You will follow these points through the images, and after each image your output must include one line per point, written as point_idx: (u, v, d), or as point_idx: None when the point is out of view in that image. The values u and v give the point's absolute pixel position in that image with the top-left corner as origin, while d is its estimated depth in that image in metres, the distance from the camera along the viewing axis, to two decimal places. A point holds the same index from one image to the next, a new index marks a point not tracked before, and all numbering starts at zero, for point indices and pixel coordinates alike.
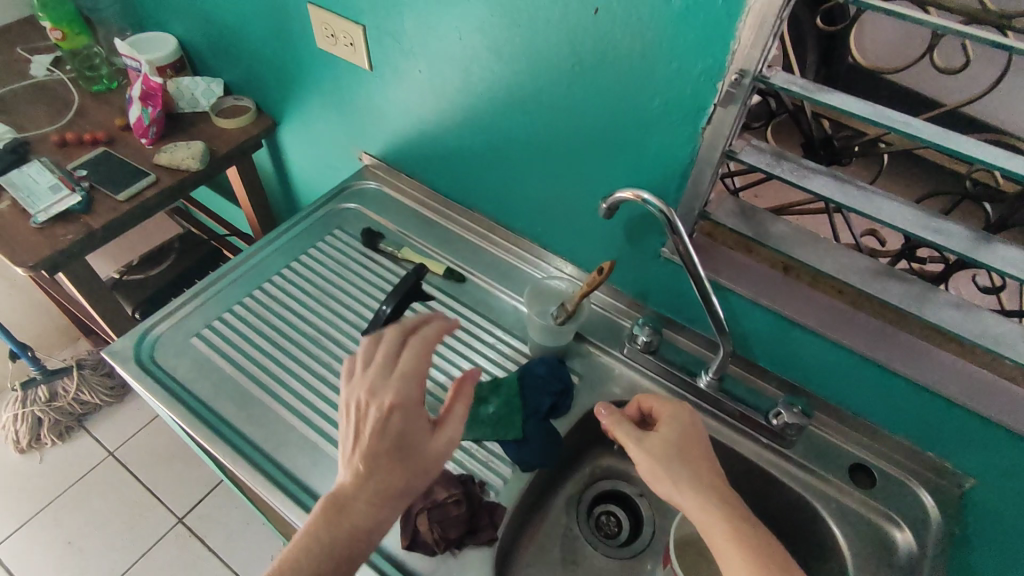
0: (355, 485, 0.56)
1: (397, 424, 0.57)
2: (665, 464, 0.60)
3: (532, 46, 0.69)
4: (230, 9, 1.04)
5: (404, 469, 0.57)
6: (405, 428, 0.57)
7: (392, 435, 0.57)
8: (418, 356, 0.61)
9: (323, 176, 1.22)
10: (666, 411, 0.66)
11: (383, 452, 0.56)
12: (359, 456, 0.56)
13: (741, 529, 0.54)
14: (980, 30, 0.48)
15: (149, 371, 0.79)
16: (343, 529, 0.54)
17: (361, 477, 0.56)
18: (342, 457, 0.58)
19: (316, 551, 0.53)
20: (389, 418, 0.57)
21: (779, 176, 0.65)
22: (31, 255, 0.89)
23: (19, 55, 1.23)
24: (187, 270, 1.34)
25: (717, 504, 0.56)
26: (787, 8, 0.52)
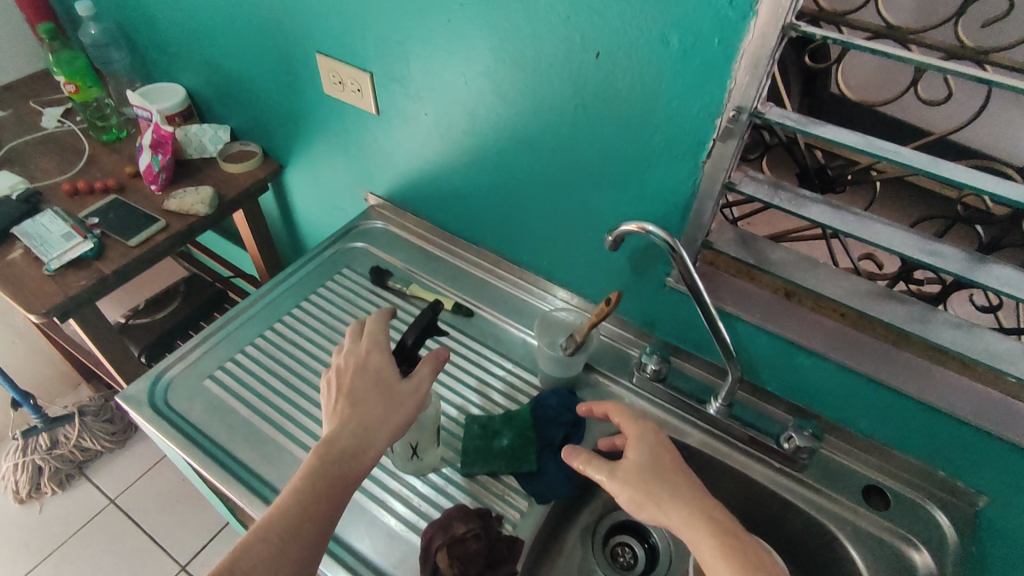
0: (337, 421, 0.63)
1: (369, 366, 0.66)
2: (648, 491, 0.59)
3: (536, 88, 0.72)
4: (239, 60, 1.08)
5: (379, 402, 0.63)
6: (375, 369, 0.66)
7: (366, 375, 0.65)
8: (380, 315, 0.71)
9: (328, 216, 1.25)
10: (632, 430, 0.65)
11: (361, 389, 0.64)
12: (342, 396, 0.64)
13: (729, 544, 0.54)
14: (961, 65, 0.50)
15: (163, 415, 0.79)
16: (330, 455, 0.59)
17: (345, 415, 0.62)
18: (326, 409, 0.65)
19: (310, 473, 0.58)
20: (363, 365, 0.66)
21: (778, 205, 0.68)
22: (44, 302, 0.91)
23: (31, 108, 1.27)
24: (193, 313, 1.35)
25: (703, 520, 0.56)
26: (778, 49, 0.55)
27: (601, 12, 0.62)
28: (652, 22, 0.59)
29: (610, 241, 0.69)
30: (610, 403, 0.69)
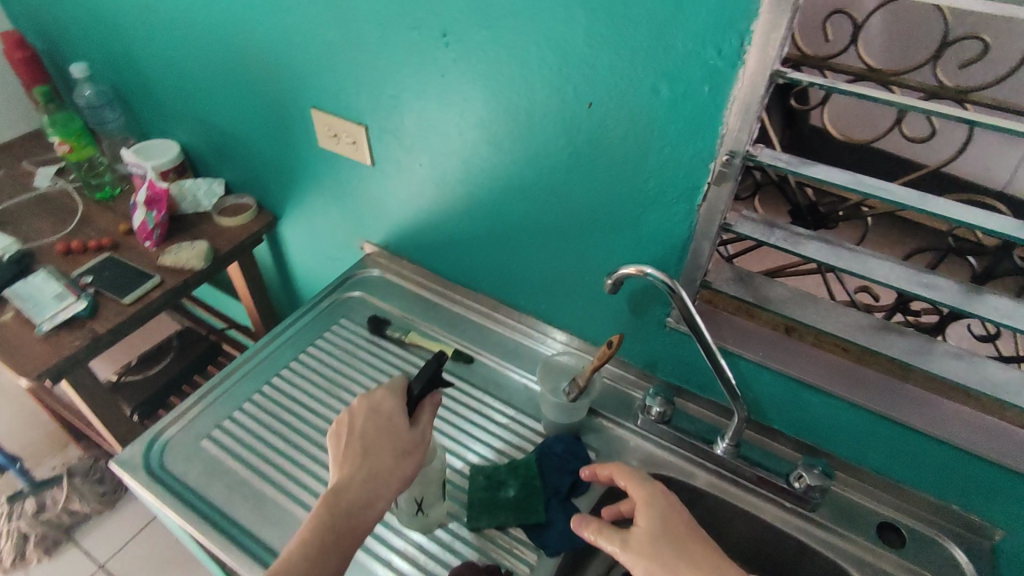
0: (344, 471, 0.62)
1: (383, 414, 0.66)
2: (662, 562, 0.58)
3: (530, 137, 0.73)
4: (234, 116, 1.09)
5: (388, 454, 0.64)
6: (387, 418, 0.66)
7: (379, 423, 0.65)
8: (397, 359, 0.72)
9: (324, 266, 1.25)
10: (641, 498, 0.64)
11: (374, 436, 0.64)
12: (354, 443, 0.64)
13: None
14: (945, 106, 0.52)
15: (159, 479, 0.77)
16: (339, 508, 0.59)
17: (355, 464, 0.62)
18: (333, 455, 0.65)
19: (319, 525, 0.58)
20: (375, 411, 0.66)
21: (774, 245, 0.68)
22: (36, 365, 0.89)
23: (25, 169, 1.27)
24: (187, 367, 1.33)
25: None
26: (767, 96, 0.56)
27: (591, 65, 0.63)
28: (642, 73, 0.61)
29: (609, 284, 0.69)
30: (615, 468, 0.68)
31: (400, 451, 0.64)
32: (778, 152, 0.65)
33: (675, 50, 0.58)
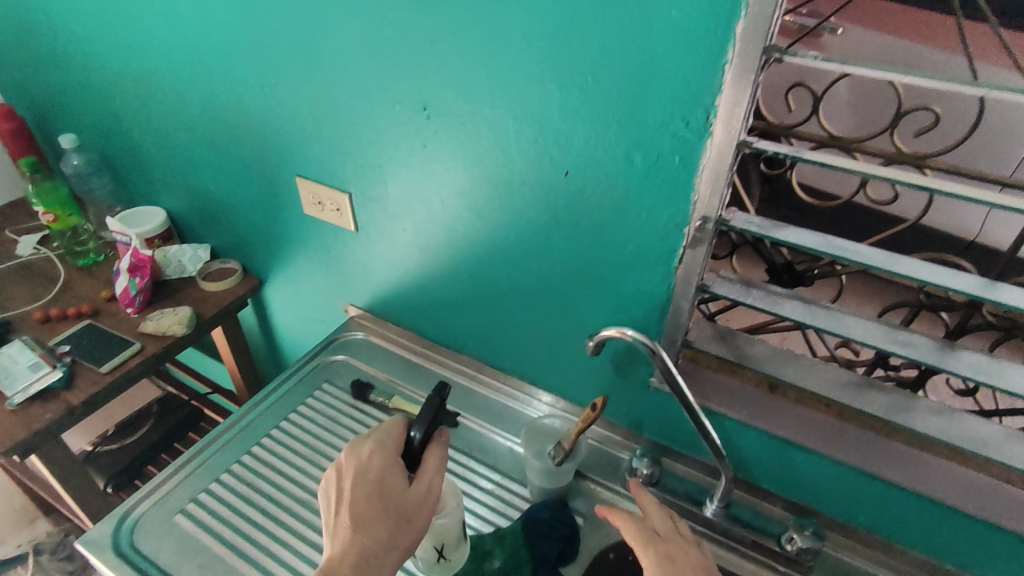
0: (338, 539, 0.64)
1: (373, 478, 0.67)
2: None
3: (510, 204, 0.76)
4: (220, 184, 1.11)
5: (382, 519, 0.65)
6: (379, 481, 0.67)
7: (369, 489, 0.66)
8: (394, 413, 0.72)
9: (307, 328, 1.24)
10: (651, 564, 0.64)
11: (365, 501, 0.66)
12: (344, 511, 0.65)
13: None
14: (903, 173, 0.54)
15: (129, 559, 0.74)
16: None
17: (347, 534, 0.64)
18: (326, 521, 0.67)
19: None
20: (366, 475, 0.67)
21: (751, 304, 0.70)
22: (5, 439, 0.86)
23: (9, 236, 1.27)
24: (165, 435, 1.30)
25: None
26: (735, 164, 0.59)
27: (567, 137, 0.66)
28: (616, 144, 0.64)
29: (591, 346, 0.70)
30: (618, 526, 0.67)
31: (395, 517, 0.65)
32: (750, 215, 0.68)
33: (646, 123, 0.61)
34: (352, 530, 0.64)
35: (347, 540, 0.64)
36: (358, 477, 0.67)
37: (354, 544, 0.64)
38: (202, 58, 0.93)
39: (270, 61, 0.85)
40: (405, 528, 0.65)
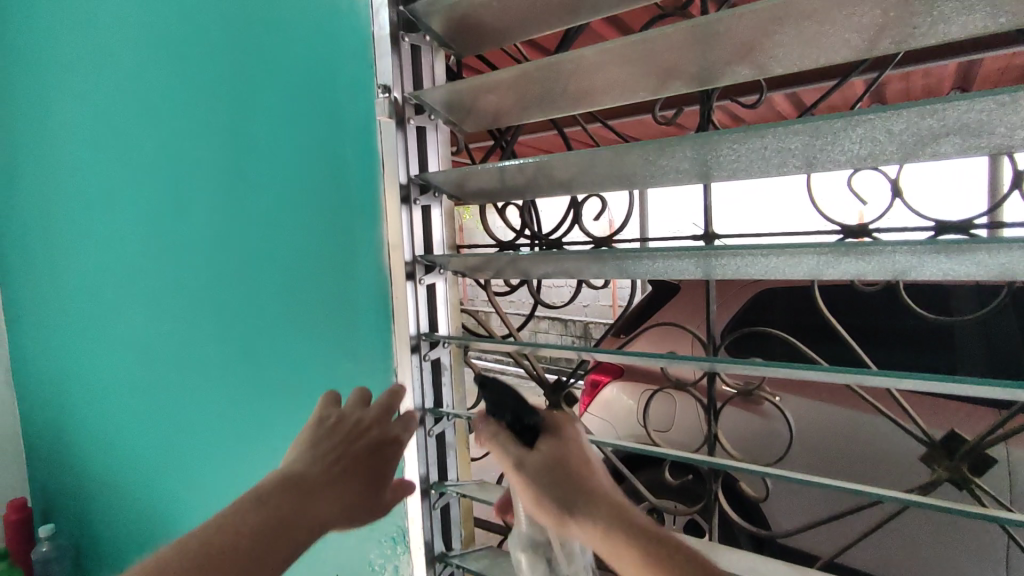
0: (596, 543, 0.54)
1: (554, 464, 0.58)
2: (569, 502, 0.56)
3: None
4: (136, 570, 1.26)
5: (560, 492, 0.57)
6: (565, 455, 0.59)
7: (555, 473, 0.57)
8: (379, 445, 0.60)
9: None
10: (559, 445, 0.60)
11: (362, 465, 0.58)
12: (333, 450, 0.58)
13: (638, 555, 0.51)
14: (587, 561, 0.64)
15: None
16: (293, 511, 0.52)
17: (327, 464, 0.56)
18: (313, 451, 0.57)
19: (265, 523, 0.50)
20: (520, 476, 0.59)
21: None
22: None
23: None
24: None
25: (614, 531, 0.53)
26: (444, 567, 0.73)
27: (330, 550, 0.80)
28: (359, 555, 0.78)
29: (349, 391, 0.63)
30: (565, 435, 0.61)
31: (580, 466, 0.59)
32: None
33: (373, 539, 0.76)
34: (575, 511, 0.56)
35: (588, 516, 0.55)
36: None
37: (599, 509, 0.55)
38: (133, 468, 1.18)
39: (169, 473, 1.08)
40: (595, 460, 0.60)
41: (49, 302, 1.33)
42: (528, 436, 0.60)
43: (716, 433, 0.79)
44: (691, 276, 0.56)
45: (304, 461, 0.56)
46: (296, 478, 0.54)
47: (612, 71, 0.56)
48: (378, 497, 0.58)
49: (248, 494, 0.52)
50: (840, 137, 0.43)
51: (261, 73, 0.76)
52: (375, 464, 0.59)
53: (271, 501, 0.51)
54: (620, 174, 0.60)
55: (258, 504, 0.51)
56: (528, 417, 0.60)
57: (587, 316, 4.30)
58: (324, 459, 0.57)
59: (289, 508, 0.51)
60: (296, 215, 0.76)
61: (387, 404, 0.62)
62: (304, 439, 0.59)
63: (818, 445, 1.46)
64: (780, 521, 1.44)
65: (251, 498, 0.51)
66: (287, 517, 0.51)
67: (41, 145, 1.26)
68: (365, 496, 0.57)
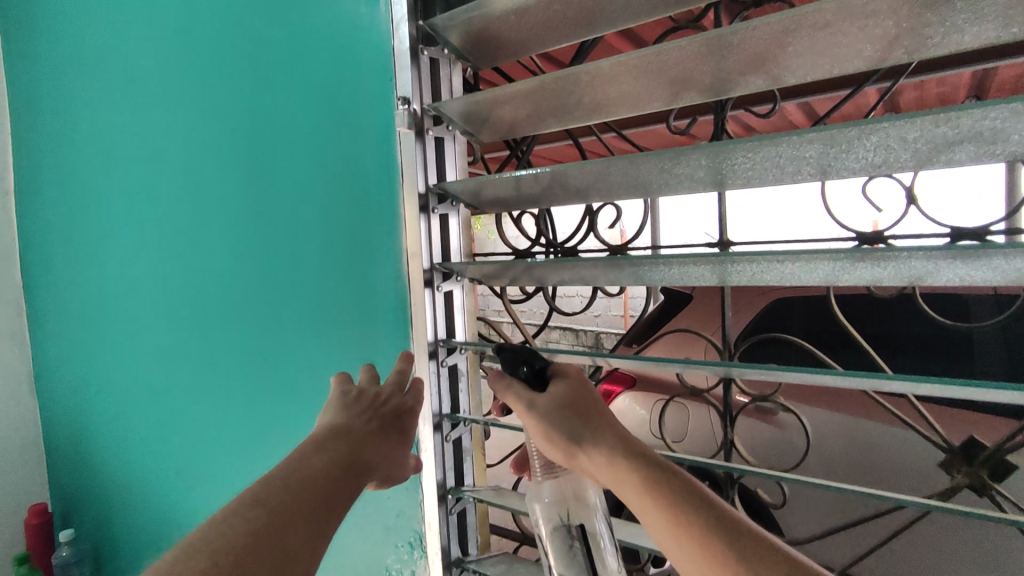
0: (602, 470, 0.59)
1: (565, 403, 0.62)
2: (577, 439, 0.61)
3: None
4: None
5: (570, 428, 0.61)
6: (575, 396, 0.63)
7: (566, 410, 0.62)
8: (400, 409, 0.62)
9: None
10: (570, 389, 0.63)
11: (388, 427, 0.60)
12: (363, 415, 0.59)
13: (645, 482, 0.55)
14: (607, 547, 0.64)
15: None
16: (338, 471, 0.53)
17: (361, 427, 0.58)
18: (345, 416, 0.59)
19: (314, 480, 0.51)
20: (532, 414, 0.62)
21: None
22: None
23: None
24: None
25: (622, 463, 0.57)
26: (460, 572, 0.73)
27: (346, 554, 0.81)
28: (376, 560, 0.78)
29: (362, 368, 0.64)
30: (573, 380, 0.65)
31: (588, 405, 0.63)
32: None
33: (391, 543, 0.77)
34: (583, 443, 0.60)
35: (597, 447, 0.60)
36: (222, 561, 0.42)
37: (606, 443, 0.60)
38: (153, 474, 1.19)
39: (188, 480, 1.09)
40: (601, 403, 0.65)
41: (72, 310, 1.36)
42: (540, 379, 0.63)
43: (733, 439, 0.79)
44: (707, 282, 0.57)
45: (340, 420, 0.58)
46: (339, 432, 0.57)
47: (626, 82, 0.57)
48: (404, 456, 0.61)
49: (301, 447, 0.54)
50: (854, 145, 0.44)
51: (283, 86, 0.78)
52: (402, 425, 0.61)
53: (324, 452, 0.54)
54: (636, 183, 0.61)
55: (313, 454, 0.54)
56: (540, 361, 0.63)
57: (599, 325, 4.29)
58: (358, 417, 0.59)
59: (341, 457, 0.55)
60: (316, 225, 0.78)
61: (400, 375, 0.64)
62: (333, 403, 0.61)
63: (836, 455, 1.44)
64: (798, 528, 1.44)
65: (305, 450, 0.54)
66: (342, 465, 0.54)
67: (67, 157, 1.30)
68: (394, 455, 0.60)
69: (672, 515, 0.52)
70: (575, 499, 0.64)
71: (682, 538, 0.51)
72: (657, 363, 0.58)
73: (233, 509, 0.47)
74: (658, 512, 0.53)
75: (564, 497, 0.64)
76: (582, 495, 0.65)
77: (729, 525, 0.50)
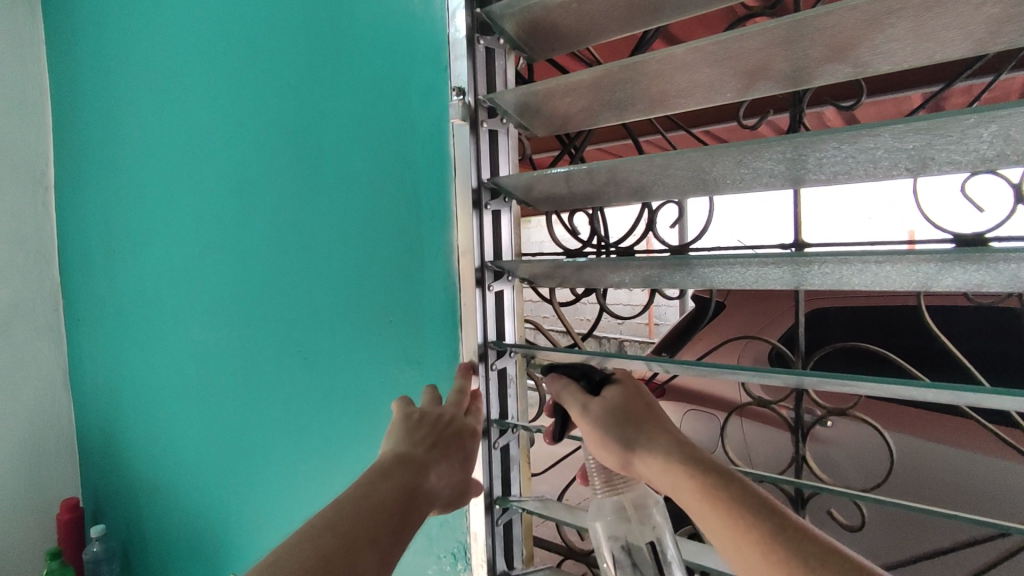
0: (660, 477, 0.54)
1: (619, 410, 0.58)
2: (631, 442, 0.56)
3: None
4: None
5: (624, 431, 0.56)
6: (630, 404, 0.58)
7: (618, 416, 0.57)
8: (461, 433, 0.62)
9: None
10: (625, 394, 0.59)
11: (450, 449, 0.60)
12: (424, 437, 0.60)
13: (705, 482, 0.50)
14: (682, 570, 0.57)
15: None
16: (400, 494, 0.55)
17: (423, 451, 0.59)
18: (407, 437, 0.60)
19: (380, 506, 0.53)
20: (583, 420, 0.58)
21: None
22: None
23: None
24: None
25: (680, 466, 0.52)
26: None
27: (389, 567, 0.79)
28: (417, 570, 0.76)
29: (425, 391, 0.64)
30: (628, 386, 0.60)
31: (645, 412, 0.58)
32: None
33: (432, 554, 0.75)
34: (637, 447, 0.55)
35: (653, 455, 0.55)
36: None
37: (663, 449, 0.55)
38: (186, 472, 1.19)
39: (221, 481, 1.08)
40: (660, 410, 0.60)
41: (109, 307, 1.36)
42: (594, 388, 0.59)
43: (805, 455, 0.79)
44: (782, 285, 0.53)
45: (401, 442, 0.59)
46: (403, 458, 0.58)
47: (698, 71, 0.53)
48: (466, 479, 0.62)
49: (367, 474, 0.56)
50: (966, 135, 0.40)
51: (334, 81, 0.76)
52: (462, 447, 0.61)
53: (390, 478, 0.56)
54: (703, 180, 0.57)
55: (380, 481, 0.55)
56: (597, 373, 0.60)
57: (622, 333, 4.24)
58: (421, 440, 0.60)
59: (405, 485, 0.56)
60: (363, 223, 0.76)
61: (461, 391, 0.64)
62: (396, 426, 0.62)
63: (902, 475, 1.38)
64: (870, 546, 1.37)
65: (372, 477, 0.56)
66: (406, 494, 0.55)
67: (108, 155, 1.30)
68: (454, 480, 0.61)
69: (733, 523, 0.46)
70: (635, 512, 0.58)
71: (746, 549, 0.45)
72: (714, 366, 0.52)
73: (308, 531, 0.49)
74: (715, 517, 0.48)
75: (624, 509, 0.58)
76: (642, 504, 0.58)
77: (799, 536, 0.44)
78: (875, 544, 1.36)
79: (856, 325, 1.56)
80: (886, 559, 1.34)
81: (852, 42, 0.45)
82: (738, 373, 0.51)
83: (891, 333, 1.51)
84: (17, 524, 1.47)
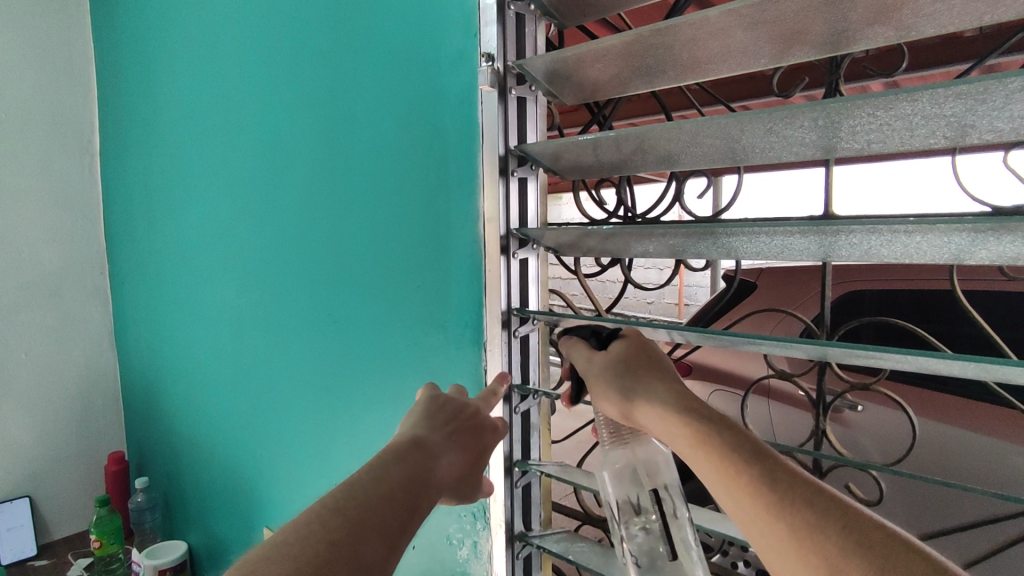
0: (656, 427, 0.52)
1: (620, 360, 0.57)
2: (627, 393, 0.54)
3: None
4: (219, 526, 1.33)
5: (621, 384, 0.55)
6: (634, 355, 0.57)
7: (618, 366, 0.56)
8: (478, 429, 0.62)
9: None
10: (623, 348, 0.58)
11: (464, 440, 0.60)
12: (444, 425, 0.60)
13: (700, 429, 0.49)
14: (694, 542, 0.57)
15: None
16: (411, 476, 0.54)
17: (439, 439, 0.59)
18: (425, 423, 0.60)
19: (394, 487, 0.51)
20: (589, 372, 0.58)
21: None
22: None
23: (66, 558, 1.50)
24: None
25: (677, 414, 0.51)
26: (522, 548, 0.72)
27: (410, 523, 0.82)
28: (439, 528, 0.79)
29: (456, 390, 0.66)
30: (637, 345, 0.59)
31: (647, 364, 0.57)
32: None
33: (454, 513, 0.77)
34: (633, 396, 0.54)
35: (652, 404, 0.53)
36: (310, 558, 0.42)
37: (659, 397, 0.53)
38: (224, 430, 1.24)
39: (256, 437, 1.13)
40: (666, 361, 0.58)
41: (151, 271, 1.42)
42: (602, 343, 0.60)
43: (826, 427, 0.79)
44: (809, 256, 0.52)
45: (421, 427, 0.59)
46: (416, 445, 0.57)
47: (733, 36, 0.52)
48: (473, 477, 0.62)
49: (380, 457, 0.54)
50: (1011, 101, 0.39)
51: (368, 46, 0.76)
52: (480, 441, 0.62)
53: (403, 463, 0.54)
54: (732, 149, 0.56)
55: (393, 465, 0.54)
56: (606, 330, 0.61)
57: (650, 313, 4.23)
58: (436, 430, 0.59)
59: (417, 472, 0.54)
60: (393, 189, 0.77)
61: (490, 391, 0.64)
62: (414, 413, 0.62)
63: (934, 456, 1.34)
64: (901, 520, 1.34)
65: (386, 459, 0.54)
66: (418, 482, 0.54)
67: (149, 123, 1.34)
68: (461, 474, 0.60)
69: (724, 469, 0.45)
70: (642, 465, 0.58)
71: (740, 491, 0.44)
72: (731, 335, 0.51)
73: (323, 507, 0.47)
74: (711, 465, 0.47)
75: (632, 464, 0.59)
76: (650, 458, 0.59)
77: (788, 476, 0.43)
78: (906, 517, 1.33)
79: (890, 307, 1.52)
80: (917, 529, 1.31)
81: (894, 3, 0.44)
82: (757, 342, 0.51)
83: (931, 316, 1.46)
84: (69, 472, 1.56)
